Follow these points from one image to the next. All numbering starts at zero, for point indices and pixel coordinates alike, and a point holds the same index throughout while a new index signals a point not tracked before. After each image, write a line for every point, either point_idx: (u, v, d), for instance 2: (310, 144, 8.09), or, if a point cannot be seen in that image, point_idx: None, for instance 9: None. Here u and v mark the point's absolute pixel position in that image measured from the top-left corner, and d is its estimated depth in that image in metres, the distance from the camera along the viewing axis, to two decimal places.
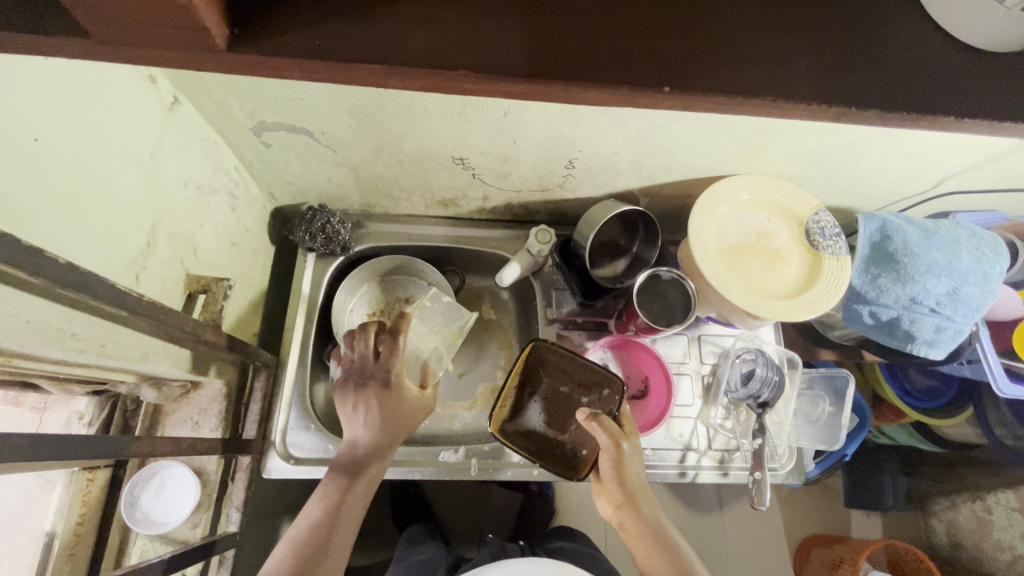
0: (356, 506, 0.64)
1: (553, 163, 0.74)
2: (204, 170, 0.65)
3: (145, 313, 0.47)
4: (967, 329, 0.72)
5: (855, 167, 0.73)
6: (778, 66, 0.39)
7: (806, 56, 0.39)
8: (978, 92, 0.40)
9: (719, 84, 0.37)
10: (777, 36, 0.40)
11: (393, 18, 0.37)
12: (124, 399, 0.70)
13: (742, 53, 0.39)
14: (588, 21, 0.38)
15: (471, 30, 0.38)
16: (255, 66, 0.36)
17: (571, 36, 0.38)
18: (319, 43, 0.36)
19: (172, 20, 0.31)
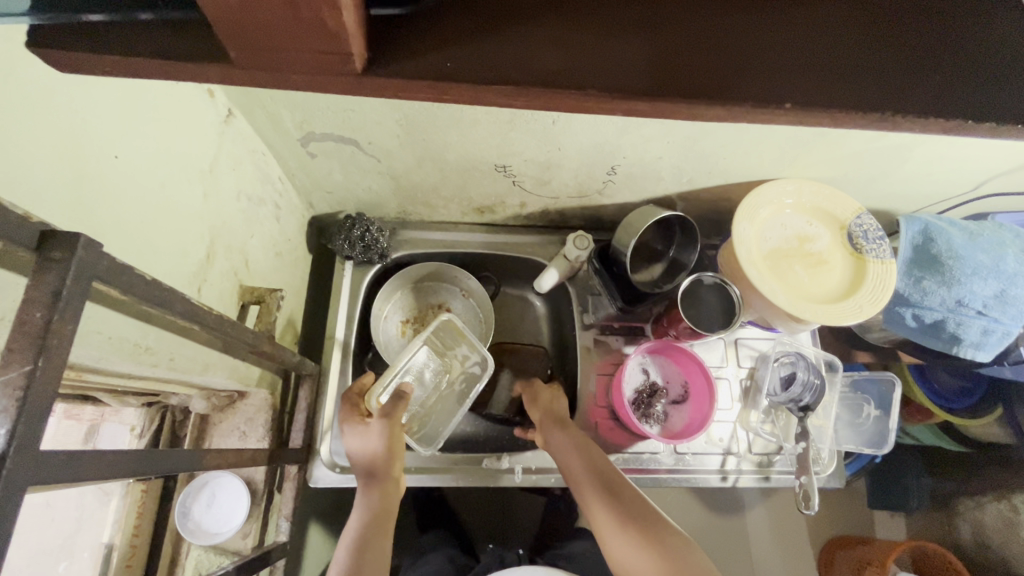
0: (383, 539, 0.64)
1: (595, 169, 0.75)
2: (253, 181, 0.66)
3: (214, 327, 0.48)
4: (1015, 331, 0.72)
5: (897, 171, 0.73)
6: (893, 73, 0.38)
7: (927, 65, 0.38)
8: None
9: (848, 95, 0.36)
10: (898, 43, 0.39)
11: (515, 39, 0.37)
12: (173, 410, 0.70)
13: (866, 60, 0.38)
14: (711, 39, 0.38)
15: (593, 46, 0.37)
16: (386, 87, 0.36)
17: (693, 52, 0.37)
18: (448, 66, 0.36)
19: (319, 44, 0.31)
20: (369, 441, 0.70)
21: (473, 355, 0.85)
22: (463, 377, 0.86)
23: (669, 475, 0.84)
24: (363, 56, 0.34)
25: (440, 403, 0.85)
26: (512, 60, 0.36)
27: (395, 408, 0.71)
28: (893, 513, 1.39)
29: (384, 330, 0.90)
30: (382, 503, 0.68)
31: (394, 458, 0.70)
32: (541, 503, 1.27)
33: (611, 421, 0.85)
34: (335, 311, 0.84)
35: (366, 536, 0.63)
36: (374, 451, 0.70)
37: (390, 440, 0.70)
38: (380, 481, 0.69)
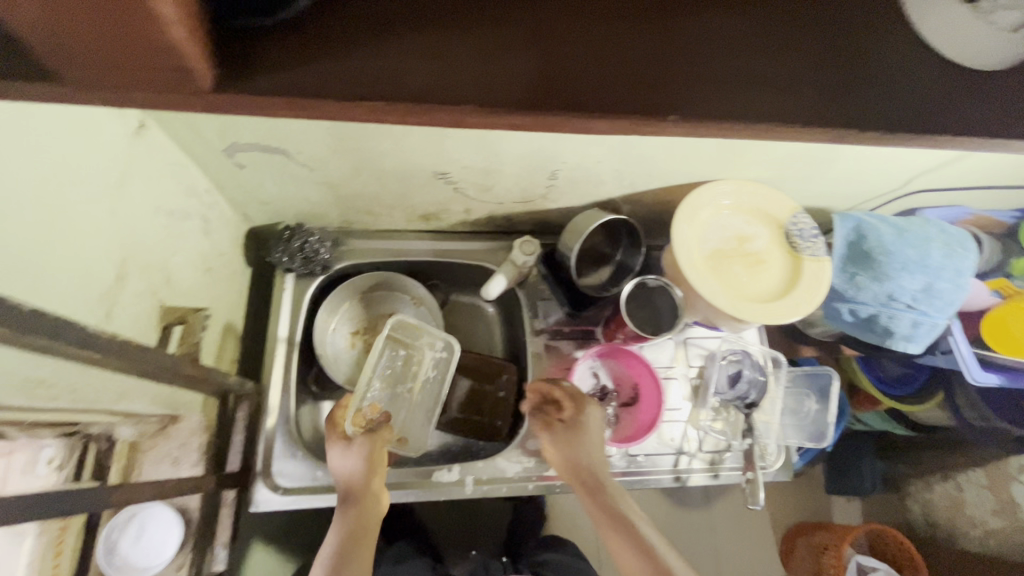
0: (361, 558, 0.62)
1: (536, 174, 0.74)
2: (173, 196, 0.62)
3: (118, 353, 0.45)
4: (942, 323, 0.75)
5: (829, 170, 0.75)
6: (752, 84, 0.45)
7: (787, 80, 0.46)
8: (934, 118, 0.46)
9: (711, 108, 0.44)
10: (760, 59, 0.46)
11: (431, 62, 0.43)
12: (97, 438, 0.60)
13: (733, 74, 0.45)
14: (605, 57, 0.45)
15: (508, 65, 0.43)
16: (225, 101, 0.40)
17: (590, 67, 0.44)
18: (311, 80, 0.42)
19: (154, 64, 0.36)
20: (349, 451, 0.71)
21: (437, 343, 0.84)
22: (436, 364, 0.85)
23: (623, 478, 0.83)
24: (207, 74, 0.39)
25: (422, 394, 0.85)
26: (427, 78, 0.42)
27: (380, 434, 0.74)
28: (849, 499, 1.43)
29: (331, 342, 0.89)
30: (361, 521, 0.66)
31: (374, 476, 0.70)
32: (506, 508, 1.27)
33: (566, 426, 0.85)
34: (276, 326, 0.81)
35: (345, 553, 0.62)
36: (353, 472, 0.70)
37: (372, 462, 0.70)
38: (358, 501, 0.67)
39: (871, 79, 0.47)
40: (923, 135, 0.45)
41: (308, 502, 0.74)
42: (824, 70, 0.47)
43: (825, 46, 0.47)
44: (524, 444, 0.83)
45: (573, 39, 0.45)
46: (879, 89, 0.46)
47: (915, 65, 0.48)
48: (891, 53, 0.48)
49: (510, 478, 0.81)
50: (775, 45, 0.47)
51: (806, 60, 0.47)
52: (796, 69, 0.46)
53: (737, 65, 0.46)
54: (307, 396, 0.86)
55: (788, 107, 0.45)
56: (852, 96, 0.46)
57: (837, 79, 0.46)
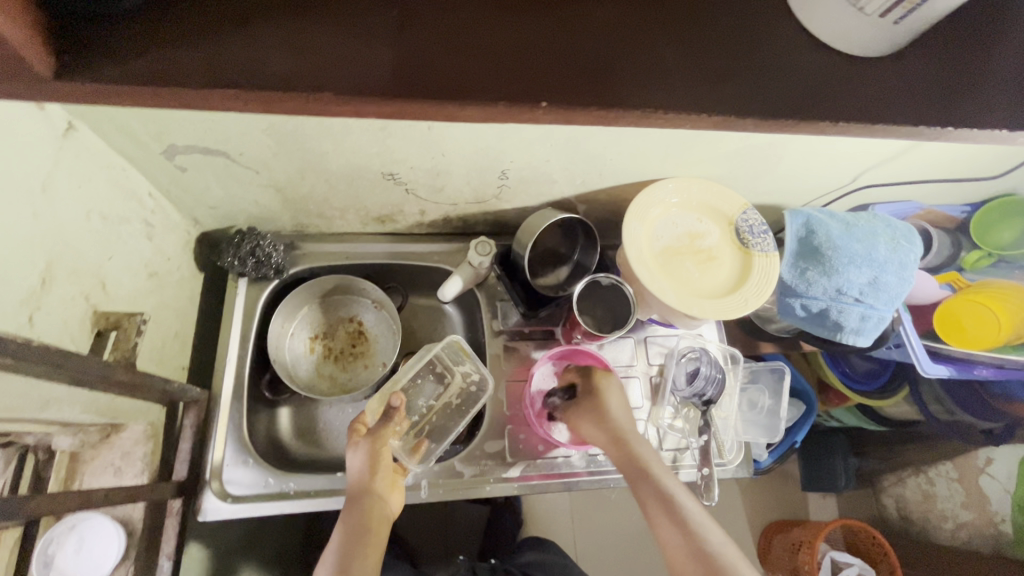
0: (366, 562, 0.62)
1: (486, 174, 0.74)
2: (108, 200, 0.61)
3: (37, 358, 0.44)
4: (889, 316, 0.76)
5: (777, 166, 0.76)
6: (652, 73, 0.46)
7: (692, 70, 0.46)
8: (839, 106, 0.47)
9: (615, 98, 0.45)
10: (661, 52, 0.47)
11: (336, 60, 0.44)
12: (36, 449, 0.61)
13: (637, 66, 0.46)
14: (511, 54, 0.46)
15: (424, 60, 0.44)
16: (67, 93, 0.40)
17: (495, 58, 0.45)
18: (156, 65, 0.41)
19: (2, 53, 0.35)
20: (360, 453, 0.71)
21: (473, 372, 0.85)
22: (461, 393, 0.85)
23: (586, 478, 0.83)
24: (43, 60, 0.39)
25: (439, 416, 0.84)
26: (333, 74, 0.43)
27: (381, 428, 0.72)
28: (825, 496, 1.44)
29: (290, 347, 0.89)
30: (362, 523, 0.65)
31: (377, 474, 0.69)
32: (482, 514, 1.26)
33: (527, 426, 0.84)
34: (228, 331, 0.80)
35: (348, 553, 0.61)
36: (357, 472, 0.69)
37: (375, 459, 0.70)
38: (362, 501, 0.67)
39: (776, 71, 0.48)
40: (822, 120, 0.46)
41: (259, 510, 0.73)
42: (715, 62, 0.47)
43: (727, 38, 0.48)
44: (483, 446, 0.82)
45: (468, 34, 0.46)
46: (778, 80, 0.47)
47: (801, 53, 0.49)
48: (788, 45, 0.49)
49: (466, 481, 0.80)
50: (669, 37, 0.48)
51: (705, 53, 0.48)
52: (692, 60, 0.47)
53: (645, 57, 0.46)
54: (263, 402, 0.85)
55: (683, 94, 0.46)
56: (752, 86, 0.46)
57: (730, 68, 0.47)
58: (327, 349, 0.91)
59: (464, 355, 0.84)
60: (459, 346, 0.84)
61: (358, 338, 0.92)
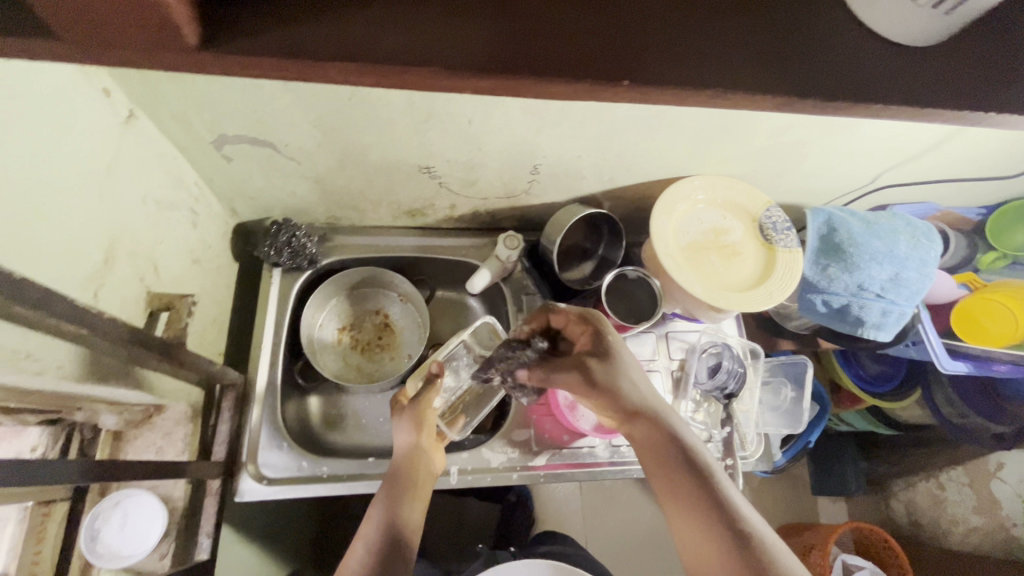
0: (411, 514, 0.66)
1: (518, 168, 0.76)
2: (161, 186, 0.63)
3: (106, 330, 0.46)
4: (910, 311, 0.78)
5: (801, 165, 0.78)
6: (712, 46, 0.38)
7: (757, 49, 0.39)
8: (915, 89, 0.40)
9: (665, 75, 0.37)
10: (714, 26, 0.39)
11: (363, 17, 0.36)
12: (80, 427, 0.61)
13: (682, 44, 0.38)
14: (553, 20, 0.38)
15: (440, 25, 0.37)
16: (219, 68, 0.34)
17: (533, 34, 0.37)
18: (249, 41, 0.34)
19: (142, 17, 0.29)
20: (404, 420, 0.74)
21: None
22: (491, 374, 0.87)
23: (608, 468, 0.84)
24: (197, 30, 0.32)
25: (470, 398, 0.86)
26: (356, 34, 0.36)
27: (423, 395, 0.75)
28: (834, 499, 1.44)
29: (318, 338, 0.90)
30: (408, 479, 0.69)
31: (423, 433, 0.73)
32: (496, 509, 1.27)
33: (550, 416, 0.86)
34: (263, 318, 0.82)
35: (395, 504, 0.66)
36: (404, 436, 0.73)
37: (419, 423, 0.73)
38: (410, 463, 0.71)
39: (832, 45, 0.41)
40: (875, 106, 0.39)
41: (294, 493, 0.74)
42: (759, 40, 0.40)
43: (779, 13, 0.42)
44: (510, 434, 0.84)
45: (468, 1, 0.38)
46: (839, 61, 0.40)
47: (849, 38, 0.41)
48: (848, 43, 0.41)
49: (493, 467, 0.82)
50: (704, 14, 0.40)
51: (752, 26, 0.40)
52: (737, 39, 0.39)
53: (685, 30, 0.39)
54: (293, 390, 0.87)
55: (723, 74, 0.38)
56: (799, 70, 0.39)
57: (778, 51, 0.40)
58: (354, 340, 0.93)
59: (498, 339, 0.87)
60: (493, 329, 0.87)
61: (385, 330, 0.94)
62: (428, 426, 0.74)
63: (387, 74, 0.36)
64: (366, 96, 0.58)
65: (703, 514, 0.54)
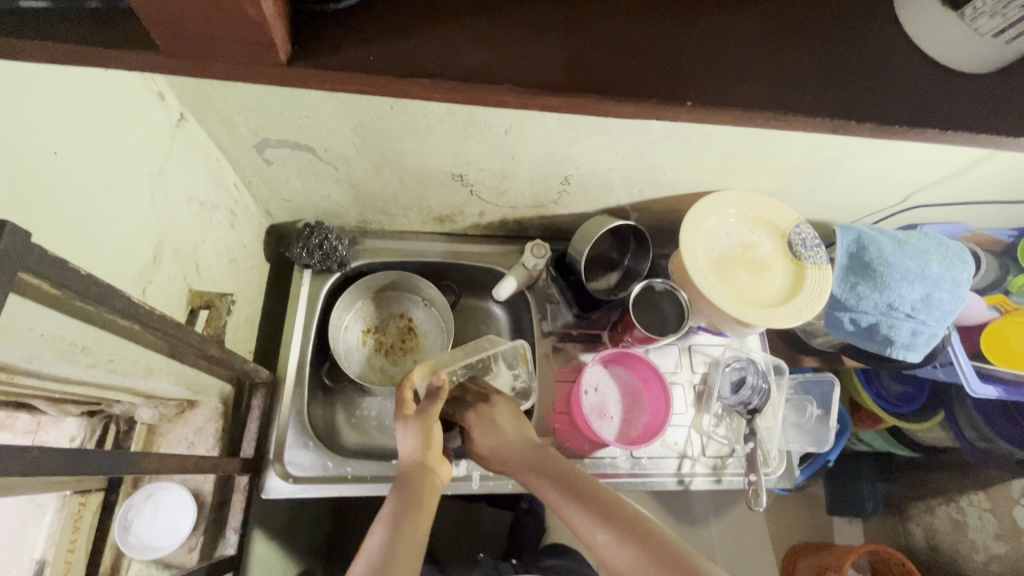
0: (418, 526, 0.63)
1: (550, 179, 0.77)
2: (206, 187, 0.65)
3: (158, 326, 0.48)
4: (941, 332, 0.77)
5: (833, 183, 0.78)
6: (767, 66, 0.39)
7: (814, 71, 0.40)
8: (975, 112, 0.41)
9: (728, 96, 0.38)
10: (771, 47, 0.40)
11: (437, 33, 0.38)
12: (117, 420, 0.67)
13: (744, 66, 0.39)
14: (620, 39, 0.39)
15: (511, 44, 0.38)
16: (309, 80, 0.36)
17: (603, 53, 0.38)
18: (332, 56, 0.36)
19: (238, 31, 0.31)
20: (411, 434, 0.73)
21: (522, 379, 0.87)
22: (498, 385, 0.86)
23: (628, 479, 0.84)
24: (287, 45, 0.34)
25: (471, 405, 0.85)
26: (431, 51, 0.37)
27: (428, 408, 0.74)
28: (850, 521, 1.42)
29: (344, 339, 0.91)
30: (416, 492, 0.67)
31: (429, 449, 0.72)
32: (507, 517, 1.27)
33: (572, 426, 0.86)
34: (292, 318, 0.84)
35: (400, 515, 0.63)
36: (410, 449, 0.73)
37: (426, 437, 0.73)
38: (417, 474, 0.70)
39: (890, 68, 0.41)
40: (929, 130, 0.40)
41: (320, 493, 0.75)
42: (818, 62, 0.40)
43: (839, 34, 0.42)
44: None
45: (541, 17, 0.39)
46: (897, 83, 0.41)
47: (906, 61, 0.42)
48: (903, 64, 0.42)
49: (514, 474, 0.82)
50: (769, 37, 0.41)
51: (812, 47, 0.41)
52: (797, 62, 0.40)
53: (748, 47, 0.40)
54: (318, 391, 0.88)
55: (780, 94, 0.39)
56: (857, 89, 0.40)
57: (837, 72, 0.40)
58: (378, 343, 0.94)
59: (522, 361, 0.87)
60: (523, 352, 0.86)
61: (408, 334, 0.95)
62: (432, 439, 0.74)
63: (460, 87, 0.36)
64: (408, 105, 0.60)
65: (604, 532, 0.60)
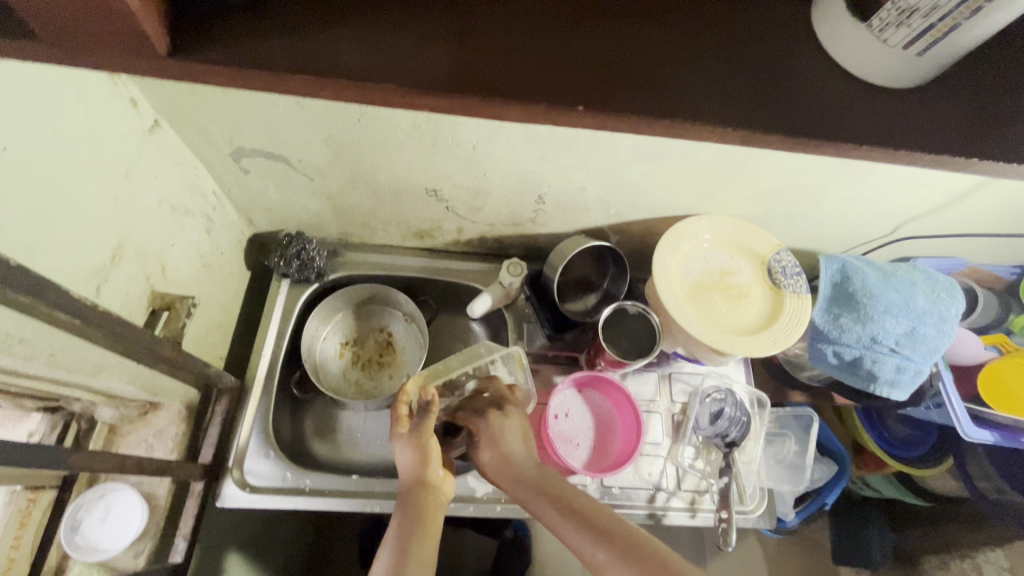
0: (422, 548, 0.61)
1: (524, 197, 0.77)
2: (179, 192, 0.67)
3: (98, 323, 0.48)
4: (927, 369, 0.74)
5: (815, 211, 0.76)
6: (671, 83, 0.40)
7: (720, 86, 0.41)
8: (888, 131, 0.41)
9: (621, 106, 0.39)
10: (676, 64, 0.41)
11: (333, 36, 0.40)
12: (79, 418, 0.67)
13: (645, 80, 0.40)
14: (514, 44, 0.41)
15: (410, 48, 0.40)
16: (191, 73, 0.38)
17: (501, 58, 0.40)
18: (238, 58, 0.38)
19: (112, 24, 0.34)
20: (411, 456, 0.71)
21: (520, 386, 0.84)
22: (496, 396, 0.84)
23: None
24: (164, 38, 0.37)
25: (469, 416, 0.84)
26: (323, 52, 0.39)
27: (423, 422, 0.72)
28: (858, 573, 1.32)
29: (321, 350, 0.91)
30: (418, 511, 0.65)
31: (428, 466, 0.70)
32: (490, 548, 1.21)
33: None
34: (267, 327, 0.84)
35: (403, 539, 0.61)
36: (408, 467, 0.71)
37: (425, 455, 0.71)
38: (415, 491, 0.68)
39: (803, 85, 0.42)
40: (843, 147, 0.40)
41: (275, 505, 0.74)
42: (728, 82, 0.41)
43: (751, 50, 0.43)
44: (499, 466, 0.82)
45: (454, 31, 0.41)
46: (808, 101, 0.42)
47: (824, 84, 0.43)
48: (827, 85, 0.43)
49: (477, 497, 0.81)
50: (678, 55, 0.42)
51: (724, 64, 0.42)
52: (702, 83, 0.41)
53: (652, 65, 0.41)
54: (289, 401, 0.88)
55: (672, 106, 0.40)
56: (768, 107, 0.41)
57: (746, 89, 0.41)
58: (355, 356, 0.94)
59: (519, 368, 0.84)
60: (518, 358, 0.83)
61: (387, 348, 0.95)
62: (428, 457, 0.71)
63: (349, 87, 0.39)
64: (372, 118, 0.61)
65: (599, 551, 0.57)
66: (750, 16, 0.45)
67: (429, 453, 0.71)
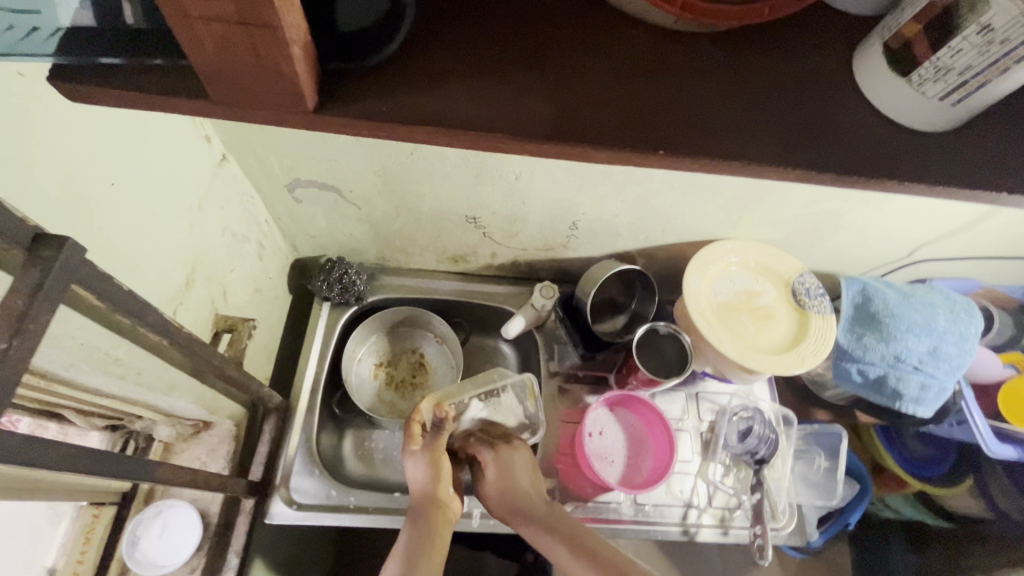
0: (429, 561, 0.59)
1: (558, 223, 0.81)
2: (239, 221, 0.71)
3: (184, 343, 0.51)
4: (949, 386, 0.77)
5: (835, 235, 0.80)
6: (727, 122, 0.44)
7: (770, 125, 0.45)
8: (923, 165, 0.45)
9: (686, 144, 0.42)
10: (731, 104, 0.45)
11: (426, 80, 0.43)
12: (137, 436, 0.70)
13: (700, 118, 0.44)
14: (588, 87, 0.44)
15: (492, 88, 0.43)
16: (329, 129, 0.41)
17: (577, 101, 0.43)
18: (353, 109, 0.41)
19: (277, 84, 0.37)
20: (422, 470, 0.72)
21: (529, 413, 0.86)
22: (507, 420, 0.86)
23: (632, 526, 0.82)
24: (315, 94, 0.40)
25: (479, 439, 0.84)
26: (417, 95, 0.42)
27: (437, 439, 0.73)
28: None
29: (357, 371, 0.94)
30: (429, 527, 0.64)
31: (439, 481, 0.70)
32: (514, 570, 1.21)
33: (575, 467, 0.85)
34: (309, 348, 0.87)
35: (412, 551, 0.60)
36: (420, 481, 0.71)
37: (436, 471, 0.71)
38: (428, 506, 0.67)
39: (844, 123, 0.46)
40: (883, 179, 0.44)
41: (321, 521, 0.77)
42: (776, 121, 0.45)
43: (796, 90, 0.47)
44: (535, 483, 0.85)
45: (538, 78, 0.44)
46: (849, 136, 0.45)
47: (863, 121, 0.46)
48: (866, 124, 0.47)
49: None
50: (733, 96, 0.45)
51: (772, 103, 0.46)
52: (755, 122, 0.44)
53: (709, 105, 0.45)
54: (328, 421, 0.90)
55: (731, 144, 0.43)
56: (817, 143, 0.44)
57: (795, 127, 0.45)
58: (389, 376, 0.97)
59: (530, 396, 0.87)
60: (531, 386, 0.86)
61: (419, 369, 0.98)
62: (440, 472, 0.71)
63: (459, 135, 0.41)
64: (425, 151, 0.65)
65: None
66: (794, 59, 0.48)
67: (441, 468, 0.71)
